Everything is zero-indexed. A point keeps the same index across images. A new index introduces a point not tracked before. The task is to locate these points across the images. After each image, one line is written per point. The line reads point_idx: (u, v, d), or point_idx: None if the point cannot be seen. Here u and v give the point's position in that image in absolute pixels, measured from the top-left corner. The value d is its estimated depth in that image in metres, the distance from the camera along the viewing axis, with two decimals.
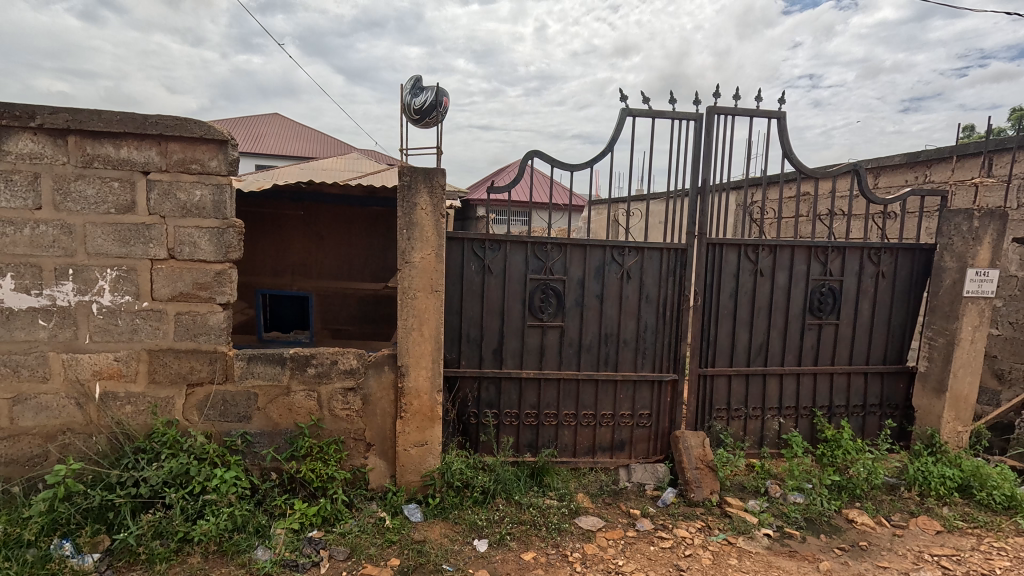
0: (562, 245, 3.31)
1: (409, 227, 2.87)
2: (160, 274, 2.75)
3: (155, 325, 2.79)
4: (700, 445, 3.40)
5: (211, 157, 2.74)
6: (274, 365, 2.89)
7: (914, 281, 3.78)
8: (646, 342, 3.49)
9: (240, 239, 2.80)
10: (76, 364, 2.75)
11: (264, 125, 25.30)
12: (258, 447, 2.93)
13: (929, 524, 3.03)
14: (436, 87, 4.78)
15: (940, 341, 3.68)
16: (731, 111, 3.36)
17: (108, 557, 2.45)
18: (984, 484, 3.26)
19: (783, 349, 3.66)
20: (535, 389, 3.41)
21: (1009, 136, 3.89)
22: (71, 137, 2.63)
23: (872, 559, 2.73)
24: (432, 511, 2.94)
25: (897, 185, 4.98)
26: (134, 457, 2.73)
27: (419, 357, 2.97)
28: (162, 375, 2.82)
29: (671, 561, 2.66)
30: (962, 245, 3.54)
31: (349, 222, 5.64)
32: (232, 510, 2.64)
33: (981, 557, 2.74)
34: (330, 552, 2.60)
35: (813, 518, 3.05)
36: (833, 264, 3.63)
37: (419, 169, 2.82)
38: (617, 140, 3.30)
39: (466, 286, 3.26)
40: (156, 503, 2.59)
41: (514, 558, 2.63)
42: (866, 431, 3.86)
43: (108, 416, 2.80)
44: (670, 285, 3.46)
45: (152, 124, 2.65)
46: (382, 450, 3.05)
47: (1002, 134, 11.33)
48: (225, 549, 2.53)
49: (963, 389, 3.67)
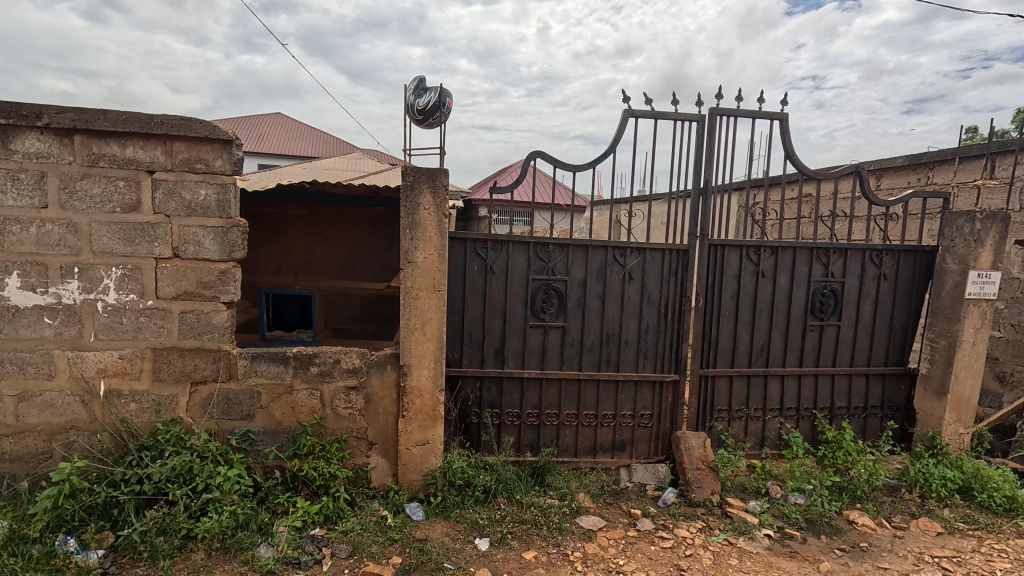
0: (564, 245, 3.32)
1: (412, 227, 2.89)
2: (164, 273, 2.77)
3: (159, 324, 2.81)
4: (700, 445, 3.41)
5: (216, 157, 2.76)
6: (277, 363, 2.91)
7: (915, 284, 3.78)
8: (647, 343, 3.50)
9: (244, 238, 2.82)
10: (81, 362, 2.77)
11: (267, 125, 25.37)
12: (261, 446, 2.95)
13: (930, 525, 3.03)
14: (440, 87, 4.82)
15: (942, 343, 3.69)
16: (733, 112, 3.37)
17: (112, 553, 2.47)
18: (984, 486, 3.26)
19: (784, 351, 3.66)
20: (536, 389, 3.42)
21: (1012, 139, 3.89)
22: (77, 136, 2.65)
23: (872, 560, 2.73)
24: (434, 510, 2.95)
25: (899, 187, 4.97)
26: (137, 454, 2.75)
27: (421, 356, 2.98)
28: (166, 373, 2.84)
29: (671, 561, 2.67)
30: (964, 247, 3.54)
31: (352, 222, 5.66)
32: (235, 507, 2.66)
33: (982, 558, 2.75)
34: (332, 550, 2.61)
35: (814, 519, 3.06)
36: (835, 266, 3.64)
37: (422, 169, 2.84)
38: (620, 141, 3.31)
39: (469, 286, 3.27)
40: (160, 500, 2.62)
41: (515, 557, 2.64)
42: (867, 433, 3.86)
43: (112, 414, 2.82)
44: (672, 286, 3.47)
45: (157, 123, 2.67)
46: (383, 449, 3.07)
47: (1003, 136, 11.36)
48: (228, 546, 2.55)
49: (964, 391, 3.66)
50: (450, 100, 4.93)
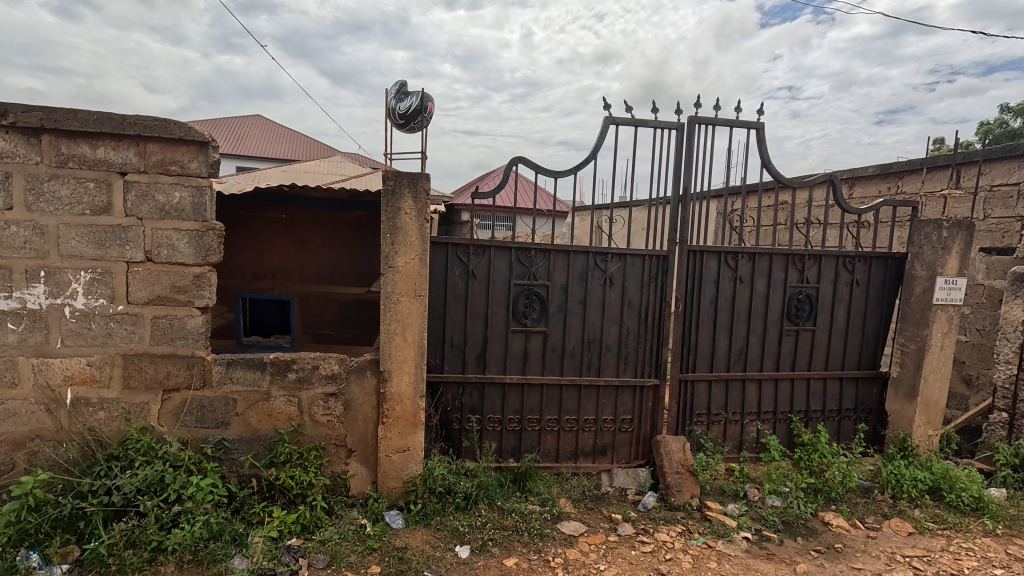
0: (546, 251, 3.33)
1: (393, 231, 2.86)
2: (136, 277, 2.69)
3: (130, 330, 2.73)
4: (680, 449, 3.45)
5: (191, 158, 2.70)
6: (253, 370, 2.86)
7: (886, 290, 3.89)
8: (628, 347, 3.53)
9: (220, 241, 2.76)
10: (46, 369, 2.67)
11: (246, 127, 25.00)
12: (236, 454, 2.89)
13: (902, 525, 3.11)
14: (422, 91, 4.80)
15: (911, 348, 3.79)
16: (712, 121, 3.44)
17: (77, 568, 2.38)
18: (953, 486, 3.33)
19: (762, 355, 3.72)
20: (518, 394, 3.41)
21: (976, 150, 4.08)
22: (44, 136, 2.57)
23: (847, 560, 2.79)
24: (414, 518, 2.92)
25: (870, 196, 5.10)
26: (106, 464, 2.66)
27: (402, 362, 2.96)
28: (136, 380, 2.76)
29: (651, 565, 2.69)
30: (932, 254, 3.66)
31: (330, 225, 5.59)
32: (208, 518, 2.59)
33: (951, 557, 2.82)
34: (309, 561, 2.56)
35: (790, 521, 3.11)
36: (810, 272, 3.72)
37: (403, 173, 2.82)
38: (601, 147, 3.34)
39: (450, 291, 3.25)
40: (130, 511, 2.54)
41: (496, 564, 2.62)
42: (841, 435, 3.94)
43: (79, 423, 2.72)
44: (652, 290, 3.51)
45: (130, 124, 2.60)
46: (363, 456, 3.02)
47: (968, 147, 11.97)
48: (201, 558, 2.48)
49: (934, 393, 3.75)
50: (432, 105, 4.93)
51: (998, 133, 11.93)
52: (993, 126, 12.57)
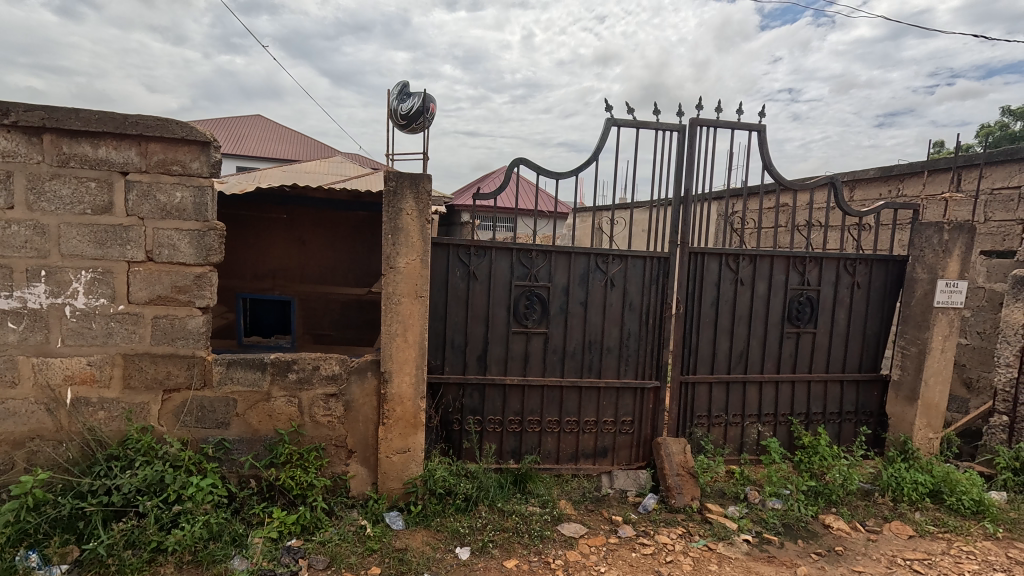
0: (547, 252, 3.33)
1: (394, 232, 2.86)
2: (137, 276, 2.69)
3: (130, 329, 2.73)
4: (681, 451, 3.44)
5: (193, 158, 2.70)
6: (253, 370, 2.85)
7: (887, 293, 3.90)
8: (629, 349, 3.52)
9: (220, 241, 2.76)
10: (46, 369, 2.67)
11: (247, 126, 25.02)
12: (236, 454, 2.88)
13: (902, 528, 3.10)
14: (423, 92, 4.79)
15: (912, 351, 3.78)
16: (713, 123, 3.43)
17: (77, 568, 2.38)
18: (953, 489, 3.33)
19: (763, 358, 3.72)
20: (518, 395, 3.41)
21: (977, 153, 4.07)
22: (46, 135, 2.57)
23: (848, 564, 2.78)
24: (414, 519, 2.92)
25: (871, 199, 5.09)
26: (106, 464, 2.65)
27: (403, 362, 2.95)
28: (137, 380, 2.75)
29: (652, 568, 2.68)
30: (933, 257, 3.65)
31: (331, 226, 5.59)
32: (208, 518, 2.58)
33: (952, 560, 2.82)
34: (309, 562, 2.55)
35: (791, 523, 3.10)
36: (811, 274, 3.72)
37: (405, 174, 2.82)
38: (602, 148, 3.34)
39: (451, 292, 3.25)
40: (129, 512, 2.54)
41: (497, 565, 2.62)
42: (842, 438, 3.94)
43: (79, 422, 2.72)
44: (652, 292, 3.51)
45: (132, 124, 2.60)
46: (363, 457, 3.01)
47: (969, 150, 12.00)
48: (201, 559, 2.47)
49: (935, 396, 3.75)
50: (433, 106, 4.93)
51: (999, 136, 11.95)
52: (994, 129, 12.57)
